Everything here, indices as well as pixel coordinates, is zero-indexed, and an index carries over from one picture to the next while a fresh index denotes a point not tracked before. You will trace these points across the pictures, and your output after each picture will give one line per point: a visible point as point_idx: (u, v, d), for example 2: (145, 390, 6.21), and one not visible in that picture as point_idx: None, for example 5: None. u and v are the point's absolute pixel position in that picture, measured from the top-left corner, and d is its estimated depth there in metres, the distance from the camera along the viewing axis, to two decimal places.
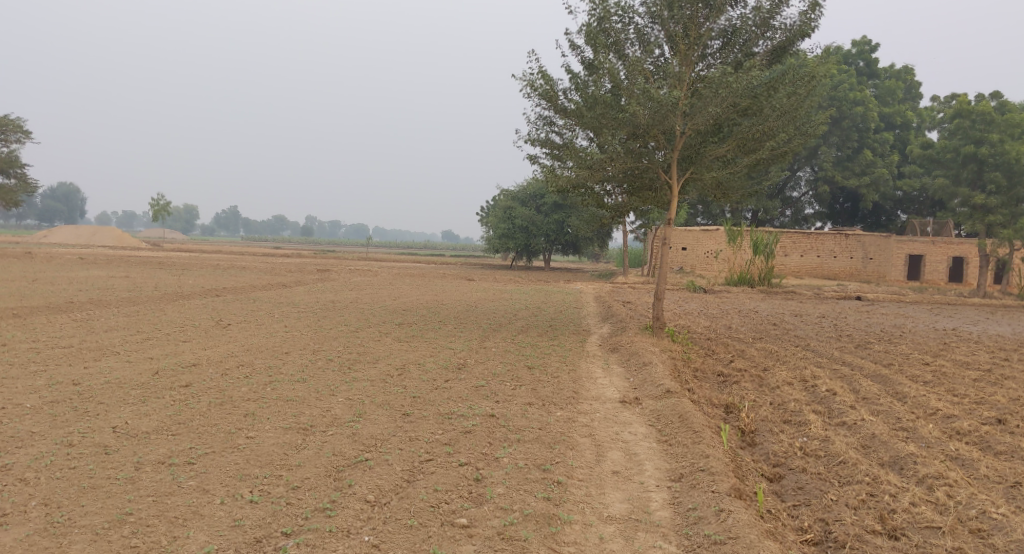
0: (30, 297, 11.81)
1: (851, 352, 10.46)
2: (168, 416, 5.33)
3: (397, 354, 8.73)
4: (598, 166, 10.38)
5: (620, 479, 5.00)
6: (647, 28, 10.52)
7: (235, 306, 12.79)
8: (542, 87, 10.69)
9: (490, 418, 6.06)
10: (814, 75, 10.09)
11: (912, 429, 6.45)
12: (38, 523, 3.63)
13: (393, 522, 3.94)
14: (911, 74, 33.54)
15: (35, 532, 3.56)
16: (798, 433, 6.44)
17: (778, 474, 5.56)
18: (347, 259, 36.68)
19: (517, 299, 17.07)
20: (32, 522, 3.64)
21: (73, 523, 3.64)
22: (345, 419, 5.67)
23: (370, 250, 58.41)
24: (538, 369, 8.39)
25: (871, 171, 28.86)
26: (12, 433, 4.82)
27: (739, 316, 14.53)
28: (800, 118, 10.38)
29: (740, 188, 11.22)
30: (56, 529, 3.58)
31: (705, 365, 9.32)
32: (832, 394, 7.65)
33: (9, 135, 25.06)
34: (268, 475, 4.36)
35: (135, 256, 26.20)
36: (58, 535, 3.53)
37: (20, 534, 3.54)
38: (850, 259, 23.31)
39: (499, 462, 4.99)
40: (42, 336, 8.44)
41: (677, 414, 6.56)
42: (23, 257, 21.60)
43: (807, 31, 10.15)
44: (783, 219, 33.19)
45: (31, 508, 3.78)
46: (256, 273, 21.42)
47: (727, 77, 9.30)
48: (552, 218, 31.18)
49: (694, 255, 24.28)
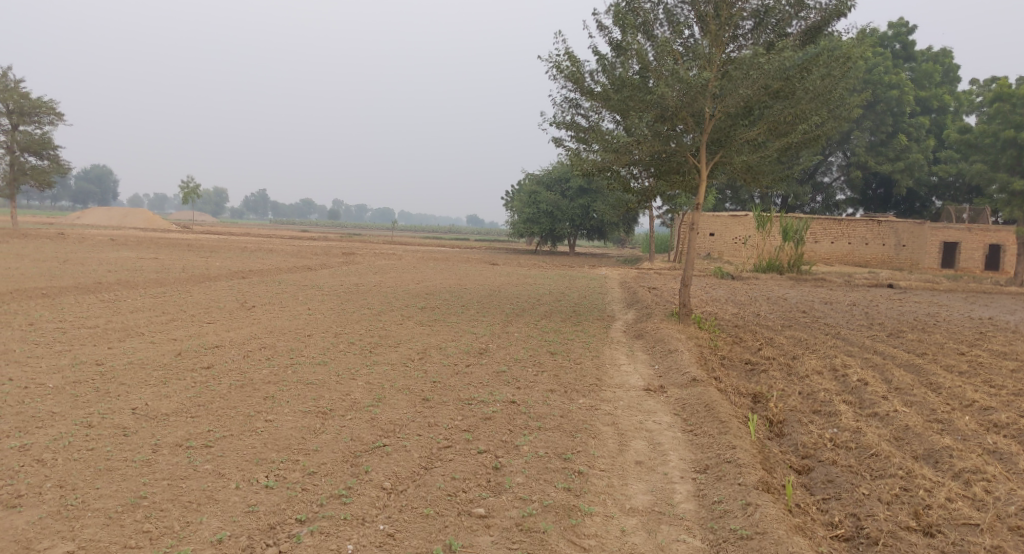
0: (60, 277, 12.01)
1: (883, 341, 10.12)
2: (188, 398, 5.33)
3: (419, 338, 8.68)
4: (624, 149, 10.10)
5: (643, 469, 4.86)
6: (677, 8, 10.20)
7: (261, 288, 12.88)
8: (568, 69, 10.44)
9: (511, 404, 5.95)
10: (850, 57, 9.66)
11: (947, 421, 6.18)
12: (53, 505, 3.63)
13: (410, 510, 3.86)
14: (950, 56, 32.22)
15: (49, 514, 3.56)
16: (828, 424, 6.21)
17: (807, 466, 5.36)
18: (371, 242, 36.84)
19: (541, 284, 16.94)
20: (46, 504, 3.64)
21: (87, 506, 3.63)
22: (365, 403, 5.62)
23: (394, 233, 58.40)
24: (561, 355, 8.25)
25: (906, 156, 27.96)
26: (34, 413, 4.85)
27: (768, 303, 14.20)
28: (834, 101, 9.97)
29: (771, 172, 10.83)
30: (70, 512, 3.57)
31: (732, 353, 9.08)
32: (864, 384, 7.38)
33: (42, 117, 25.54)
34: (285, 460, 4.32)
35: (165, 238, 26.60)
36: (71, 518, 3.52)
37: (34, 516, 3.54)
38: (882, 246, 22.41)
39: (520, 450, 4.88)
40: (68, 316, 8.56)
41: (703, 403, 6.39)
42: (56, 237, 22.04)
43: (844, 10, 9.69)
44: (813, 206, 32.40)
45: (47, 490, 3.78)
46: (282, 255, 21.60)
47: (758, 58, 8.98)
48: (577, 203, 30.87)
49: (722, 241, 23.85)
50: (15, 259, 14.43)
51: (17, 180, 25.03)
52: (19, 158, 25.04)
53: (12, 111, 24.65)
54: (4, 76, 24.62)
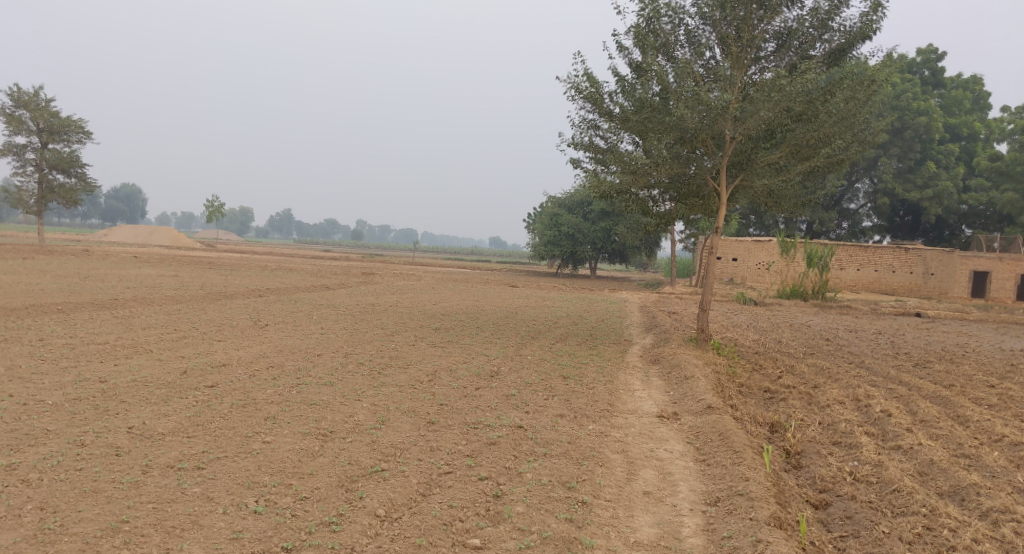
0: (79, 293, 12.19)
1: (908, 371, 9.75)
2: (187, 417, 5.28)
3: (430, 359, 8.57)
4: (642, 171, 9.98)
5: (651, 500, 4.65)
6: (699, 30, 10.12)
7: (277, 306, 12.91)
8: (587, 90, 10.41)
9: (517, 429, 5.79)
10: (875, 80, 9.45)
11: (975, 456, 5.87)
12: (29, 529, 3.58)
13: (401, 540, 3.73)
14: (980, 83, 31.64)
15: (24, 538, 3.50)
16: (848, 456, 5.95)
17: (825, 500, 5.10)
18: (392, 262, 37.09)
19: (558, 307, 16.78)
20: (23, 528, 3.58)
21: (64, 530, 3.57)
22: (368, 425, 5.51)
23: (417, 254, 58.72)
24: (574, 380, 8.05)
25: (935, 183, 27.34)
26: (27, 431, 4.85)
27: (790, 330, 13.87)
28: (858, 125, 9.74)
29: (794, 196, 10.61)
30: (46, 536, 3.51)
31: (751, 381, 8.80)
32: (888, 415, 7.08)
33: (71, 135, 26.23)
34: (277, 484, 4.22)
35: (188, 256, 26.96)
36: (47, 542, 3.46)
37: (10, 539, 3.49)
38: (910, 274, 21.89)
39: (522, 477, 4.71)
40: (80, 332, 8.63)
41: (717, 432, 6.16)
42: (82, 254, 22.45)
43: (869, 33, 9.53)
44: (839, 232, 31.82)
45: (27, 512, 3.73)
46: (302, 274, 21.73)
47: (780, 81, 8.87)
48: (598, 226, 30.70)
49: (745, 267, 23.47)
50: (38, 275, 14.72)
51: (45, 198, 25.67)
52: (48, 176, 25.71)
53: (42, 129, 25.41)
54: (35, 96, 25.49)
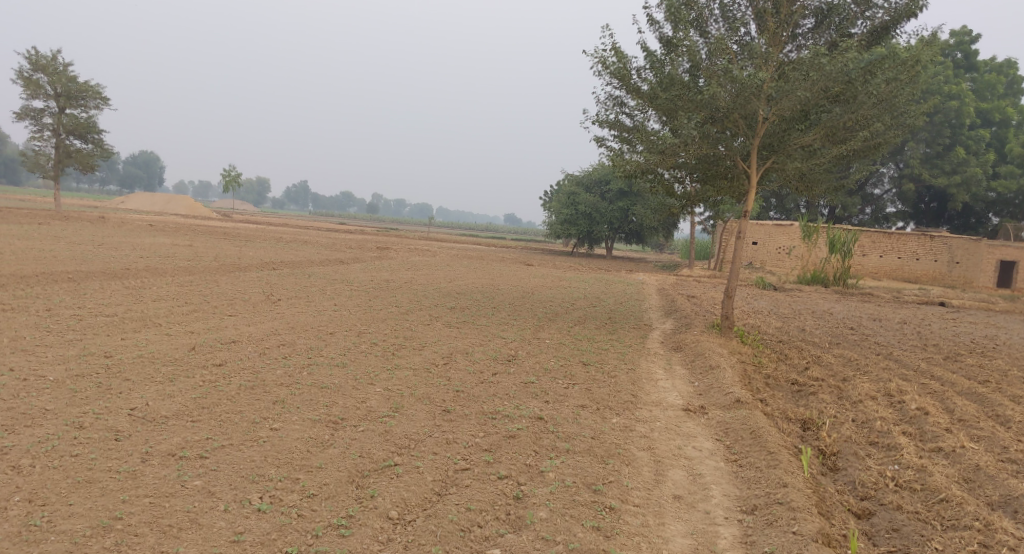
0: (91, 261, 11.96)
1: (941, 365, 9.29)
2: (192, 399, 5.01)
3: (445, 341, 8.25)
4: (670, 151, 9.43)
5: (683, 506, 4.33)
6: (734, 4, 9.55)
7: (290, 280, 12.66)
8: (614, 65, 9.90)
9: (538, 421, 5.47)
10: (920, 60, 8.81)
11: (1022, 462, 5.47)
12: (14, 525, 3.32)
13: (415, 549, 3.45)
14: (1015, 67, 30.33)
15: (7, 536, 3.24)
16: (887, 459, 5.56)
17: (867, 509, 4.75)
18: (407, 236, 36.61)
19: (576, 287, 16.40)
20: (8, 523, 3.33)
21: (51, 528, 3.31)
22: (380, 413, 5.21)
23: (432, 229, 58.42)
24: (594, 366, 7.71)
25: (963, 169, 26.37)
26: (25, 410, 4.61)
27: (814, 317, 13.40)
28: (898, 106, 9.13)
29: (826, 181, 10.00)
30: (30, 534, 3.25)
31: (778, 372, 8.42)
32: (924, 414, 6.65)
33: (88, 100, 25.99)
34: (284, 478, 3.94)
35: (203, 225, 26.75)
36: (31, 542, 3.20)
37: None
38: (934, 262, 21.13)
39: (544, 476, 4.39)
40: (89, 302, 8.43)
41: (748, 428, 5.80)
42: (97, 221, 22.30)
43: (915, 10, 8.89)
44: (861, 217, 31.05)
45: (14, 504, 3.48)
46: (316, 247, 21.45)
47: (820, 59, 8.30)
48: (616, 205, 30.08)
49: (765, 251, 22.89)
50: (52, 241, 14.55)
51: (62, 162, 25.49)
52: (65, 141, 25.54)
53: (60, 94, 25.17)
54: (53, 60, 25.23)
